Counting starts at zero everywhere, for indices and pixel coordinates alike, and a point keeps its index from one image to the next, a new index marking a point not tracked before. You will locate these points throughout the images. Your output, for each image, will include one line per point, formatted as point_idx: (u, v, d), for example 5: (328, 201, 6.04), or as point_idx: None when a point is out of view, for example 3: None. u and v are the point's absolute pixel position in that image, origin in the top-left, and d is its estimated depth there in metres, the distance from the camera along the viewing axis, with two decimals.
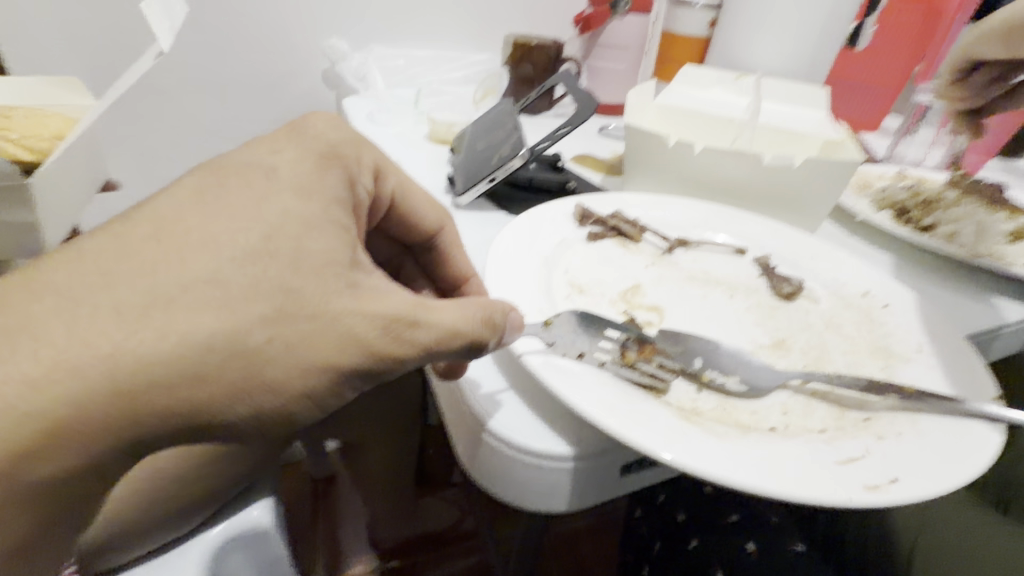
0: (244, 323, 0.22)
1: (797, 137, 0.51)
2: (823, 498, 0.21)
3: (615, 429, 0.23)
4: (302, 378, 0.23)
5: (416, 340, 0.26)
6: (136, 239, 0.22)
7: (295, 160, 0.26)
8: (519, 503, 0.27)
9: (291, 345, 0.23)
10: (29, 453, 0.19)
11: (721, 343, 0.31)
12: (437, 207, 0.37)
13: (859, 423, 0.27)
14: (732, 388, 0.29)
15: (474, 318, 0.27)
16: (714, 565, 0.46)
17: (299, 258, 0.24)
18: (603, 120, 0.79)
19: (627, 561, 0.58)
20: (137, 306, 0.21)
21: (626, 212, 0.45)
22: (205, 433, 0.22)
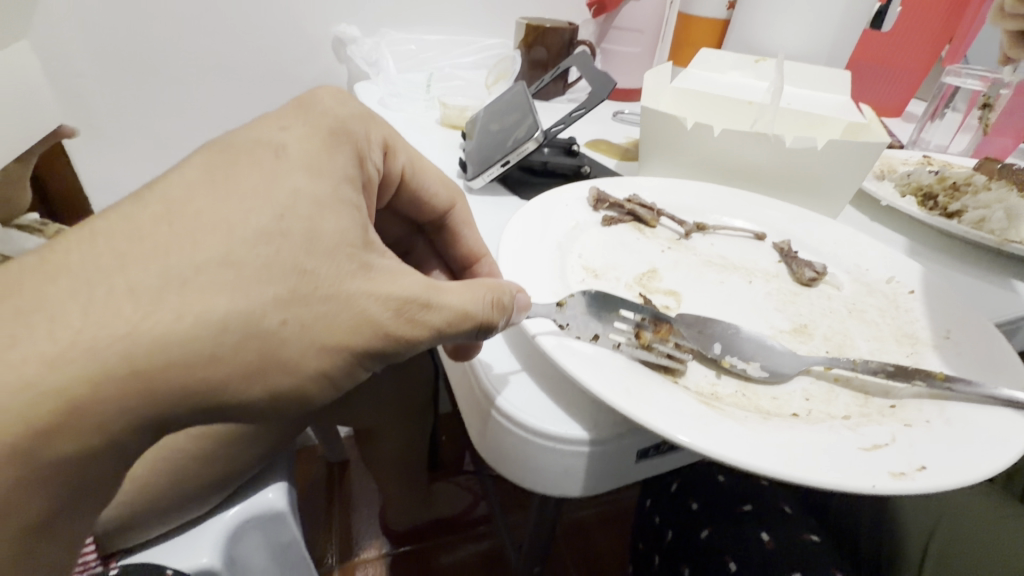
0: (259, 304, 0.21)
1: (819, 119, 0.49)
2: (845, 485, 0.21)
3: (632, 412, 0.23)
4: (318, 359, 0.23)
5: (428, 322, 0.25)
6: (149, 218, 0.21)
7: (306, 138, 0.26)
8: (532, 486, 0.27)
9: (307, 326, 0.23)
10: (48, 431, 0.19)
11: (740, 327, 0.30)
12: (448, 187, 0.36)
13: (885, 410, 0.26)
14: (751, 371, 0.28)
15: (483, 300, 0.27)
16: (726, 556, 0.46)
17: (312, 238, 0.23)
18: (618, 106, 0.78)
19: (638, 551, 0.58)
20: (150, 285, 0.20)
21: (641, 196, 0.44)
22: (223, 412, 0.22)
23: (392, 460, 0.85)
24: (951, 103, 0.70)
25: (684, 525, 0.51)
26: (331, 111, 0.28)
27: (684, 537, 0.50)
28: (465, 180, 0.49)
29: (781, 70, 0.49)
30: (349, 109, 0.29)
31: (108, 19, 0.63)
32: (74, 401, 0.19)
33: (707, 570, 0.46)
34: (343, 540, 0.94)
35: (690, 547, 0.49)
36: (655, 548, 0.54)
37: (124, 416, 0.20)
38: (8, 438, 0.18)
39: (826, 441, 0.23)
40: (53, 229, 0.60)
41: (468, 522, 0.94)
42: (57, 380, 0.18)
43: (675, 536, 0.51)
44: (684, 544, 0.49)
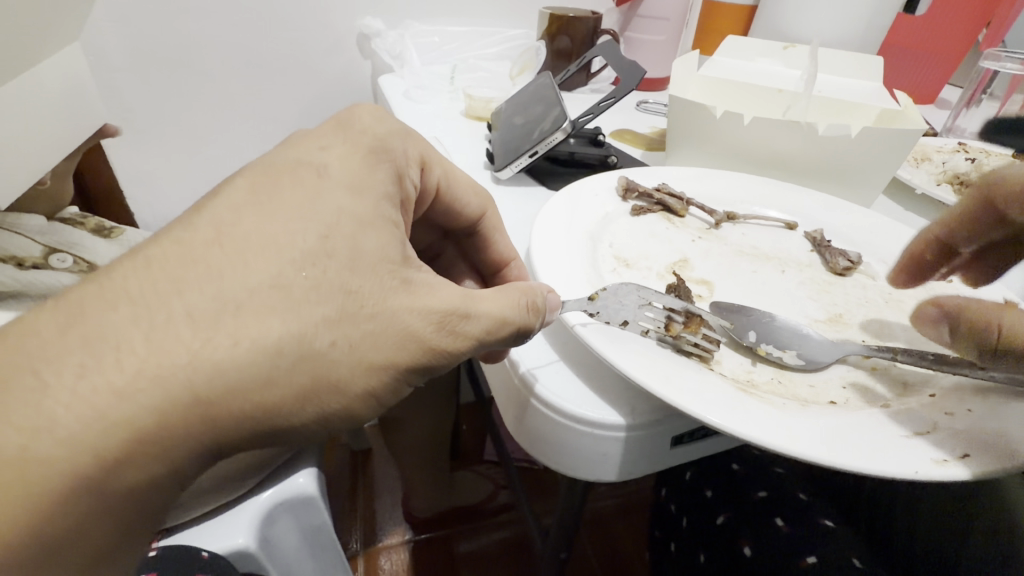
0: (310, 325, 0.22)
1: (852, 106, 0.48)
2: (888, 471, 0.21)
3: (671, 399, 0.23)
4: (366, 377, 0.24)
5: (468, 332, 0.26)
6: (201, 242, 0.22)
7: (346, 157, 0.27)
8: (570, 471, 0.28)
9: (355, 346, 0.23)
10: (119, 460, 0.19)
11: (774, 316, 0.30)
12: (481, 196, 0.37)
13: (925, 399, 0.26)
14: (788, 361, 0.28)
15: (519, 305, 0.27)
16: (743, 540, 0.46)
17: (356, 257, 0.24)
18: (642, 96, 0.77)
19: (655, 537, 0.58)
20: (210, 311, 0.21)
21: (671, 185, 0.44)
22: (277, 434, 0.23)
23: (416, 448, 0.87)
24: (987, 89, 0.68)
25: (701, 513, 0.51)
26: (369, 126, 0.29)
27: (699, 522, 0.50)
28: (492, 171, 0.49)
29: (814, 57, 0.48)
30: (388, 125, 0.30)
31: (144, 20, 0.65)
32: (141, 429, 0.19)
33: (723, 555, 0.46)
34: (367, 525, 0.96)
35: (708, 534, 0.49)
36: (671, 534, 0.54)
37: (186, 444, 0.21)
38: (83, 465, 0.19)
39: (868, 428, 0.23)
40: (93, 222, 0.63)
41: (490, 510, 0.95)
42: (127, 409, 0.19)
43: (691, 523, 0.51)
44: (701, 530, 0.49)
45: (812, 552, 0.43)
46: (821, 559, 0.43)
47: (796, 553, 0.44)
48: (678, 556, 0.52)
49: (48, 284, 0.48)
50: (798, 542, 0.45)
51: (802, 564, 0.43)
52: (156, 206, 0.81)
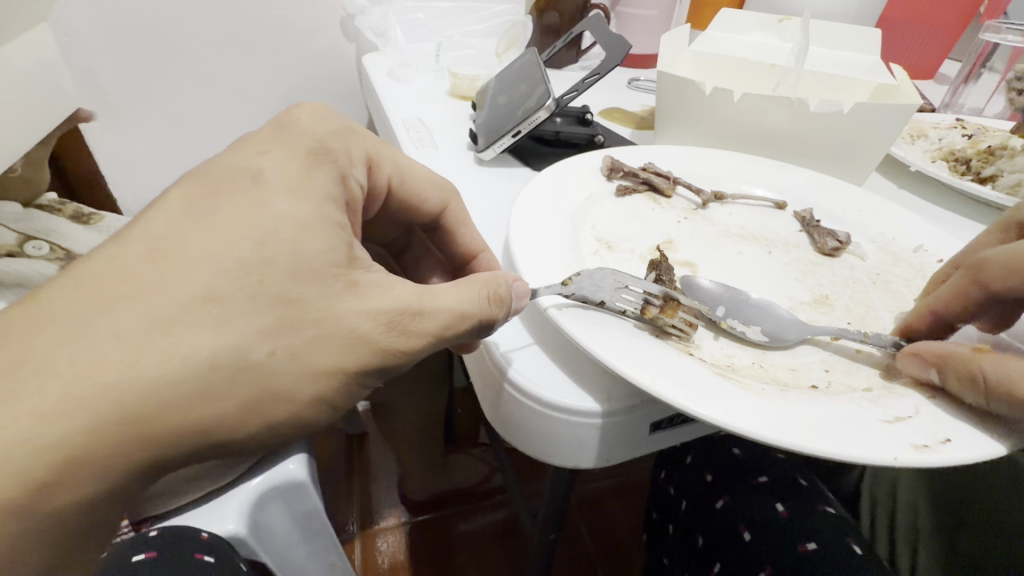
0: (247, 336, 0.21)
1: (846, 82, 0.47)
2: (865, 458, 0.20)
3: (642, 383, 0.22)
4: (315, 384, 0.23)
5: (423, 330, 0.25)
6: (133, 257, 0.21)
7: (281, 160, 0.25)
8: (548, 459, 0.27)
9: (298, 354, 0.22)
10: (48, 485, 0.19)
11: (743, 292, 0.30)
12: (443, 191, 0.36)
13: (907, 382, 0.25)
14: (748, 333, 0.28)
15: (479, 297, 0.26)
16: (741, 525, 0.46)
17: (297, 262, 0.23)
18: (633, 73, 0.75)
19: (653, 520, 0.59)
20: (141, 326, 0.20)
21: (658, 165, 0.43)
22: (222, 449, 0.22)
23: (411, 434, 0.87)
24: (987, 63, 0.66)
25: (700, 497, 0.51)
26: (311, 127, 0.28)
27: (699, 505, 0.50)
28: (476, 152, 0.48)
29: (806, 31, 0.47)
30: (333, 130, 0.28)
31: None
32: (76, 451, 0.19)
33: (719, 538, 0.46)
34: (366, 508, 0.97)
35: (705, 518, 0.49)
36: (670, 517, 0.54)
37: (126, 464, 0.20)
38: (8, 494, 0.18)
39: (844, 412, 0.22)
40: (72, 208, 0.61)
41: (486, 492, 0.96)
42: (52, 432, 0.18)
43: (691, 507, 0.51)
44: (699, 514, 0.49)
45: (810, 538, 0.43)
46: (820, 546, 0.43)
47: (796, 539, 0.44)
48: (676, 539, 0.52)
49: (29, 274, 0.47)
50: (796, 528, 0.45)
51: (803, 550, 0.43)
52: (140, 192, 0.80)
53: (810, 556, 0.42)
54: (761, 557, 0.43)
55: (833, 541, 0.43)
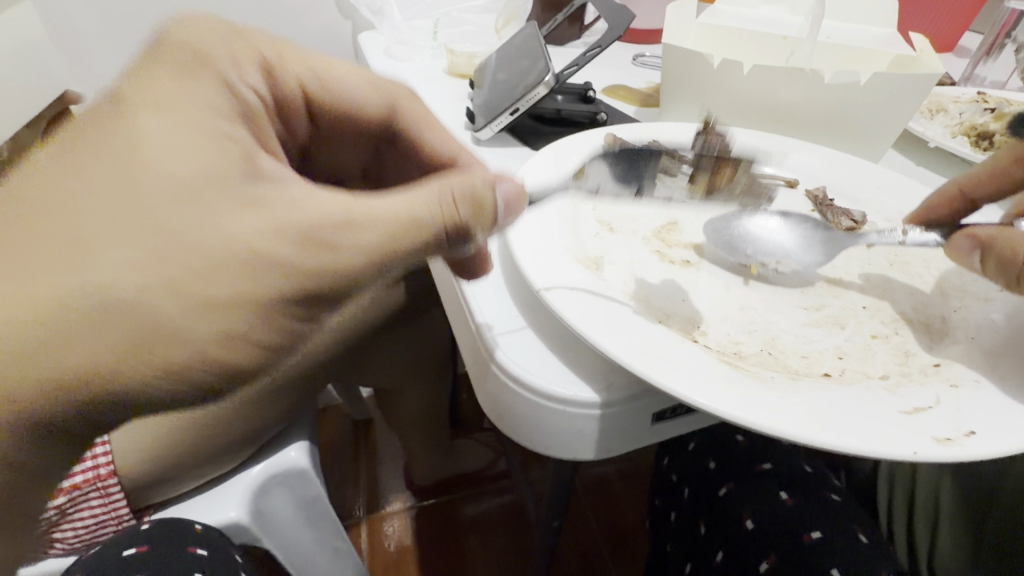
0: (120, 268, 0.20)
1: (861, 54, 0.45)
2: (881, 452, 0.19)
3: (640, 371, 0.21)
4: (215, 315, 0.21)
5: (348, 244, 0.23)
6: (35, 194, 0.21)
7: (166, 79, 0.24)
8: (544, 451, 0.26)
9: (184, 282, 0.21)
10: None
11: (762, 228, 0.34)
12: (380, 101, 0.34)
13: (928, 369, 0.23)
14: (784, 267, 0.31)
15: (425, 205, 0.24)
16: (745, 512, 0.45)
17: (172, 183, 0.21)
18: (637, 49, 0.72)
19: (656, 507, 0.58)
20: (42, 257, 0.20)
21: (662, 142, 0.41)
22: (123, 394, 0.21)
23: (414, 420, 0.86)
24: (1012, 33, 0.63)
25: (703, 484, 0.50)
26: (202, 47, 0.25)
27: (702, 492, 0.49)
28: (473, 132, 0.46)
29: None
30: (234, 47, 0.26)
31: None
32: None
33: (723, 525, 0.46)
34: (370, 493, 0.97)
35: (708, 505, 0.48)
36: (672, 503, 0.54)
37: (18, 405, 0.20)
38: None
39: (858, 403, 0.21)
40: None
41: (490, 477, 0.96)
42: None
43: (693, 494, 0.50)
44: (702, 500, 0.49)
45: (815, 527, 0.42)
46: (825, 534, 0.42)
47: (800, 527, 0.43)
48: (680, 525, 0.51)
49: None
50: (801, 516, 0.44)
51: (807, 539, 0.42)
52: None
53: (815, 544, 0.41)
54: (767, 545, 0.42)
55: (841, 530, 0.42)
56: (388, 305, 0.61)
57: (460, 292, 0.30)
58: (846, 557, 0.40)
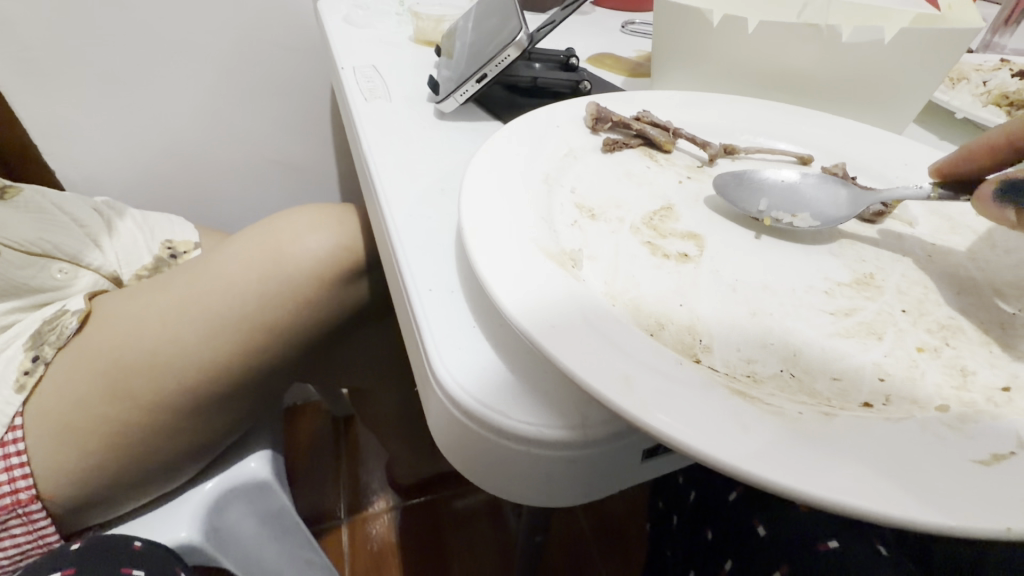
0: None
1: (880, 10, 0.39)
2: (960, 528, 0.14)
3: (626, 410, 0.16)
4: None
5: None
6: None
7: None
8: (506, 496, 0.21)
9: None
10: None
11: (777, 182, 0.30)
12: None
13: (996, 395, 0.18)
14: (800, 220, 0.28)
15: None
16: (756, 519, 0.40)
17: None
18: (626, 15, 0.66)
19: (659, 509, 0.53)
20: None
21: (654, 113, 0.35)
22: None
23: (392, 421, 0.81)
24: None
25: (711, 487, 0.45)
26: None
27: (710, 497, 0.45)
28: (437, 103, 0.40)
29: None
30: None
31: None
32: None
33: (734, 536, 0.41)
34: (351, 493, 0.92)
35: (716, 510, 0.43)
36: (676, 508, 0.49)
37: None
38: None
39: (916, 448, 0.16)
40: None
41: None
42: None
43: (701, 498, 0.45)
44: (711, 505, 0.44)
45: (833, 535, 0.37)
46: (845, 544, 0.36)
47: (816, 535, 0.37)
48: (685, 531, 0.47)
49: None
50: (817, 523, 0.38)
51: (823, 549, 0.36)
52: (82, 165, 0.68)
53: (833, 555, 0.35)
54: (779, 556, 0.37)
55: (862, 539, 0.36)
56: (352, 301, 0.55)
57: (405, 297, 0.24)
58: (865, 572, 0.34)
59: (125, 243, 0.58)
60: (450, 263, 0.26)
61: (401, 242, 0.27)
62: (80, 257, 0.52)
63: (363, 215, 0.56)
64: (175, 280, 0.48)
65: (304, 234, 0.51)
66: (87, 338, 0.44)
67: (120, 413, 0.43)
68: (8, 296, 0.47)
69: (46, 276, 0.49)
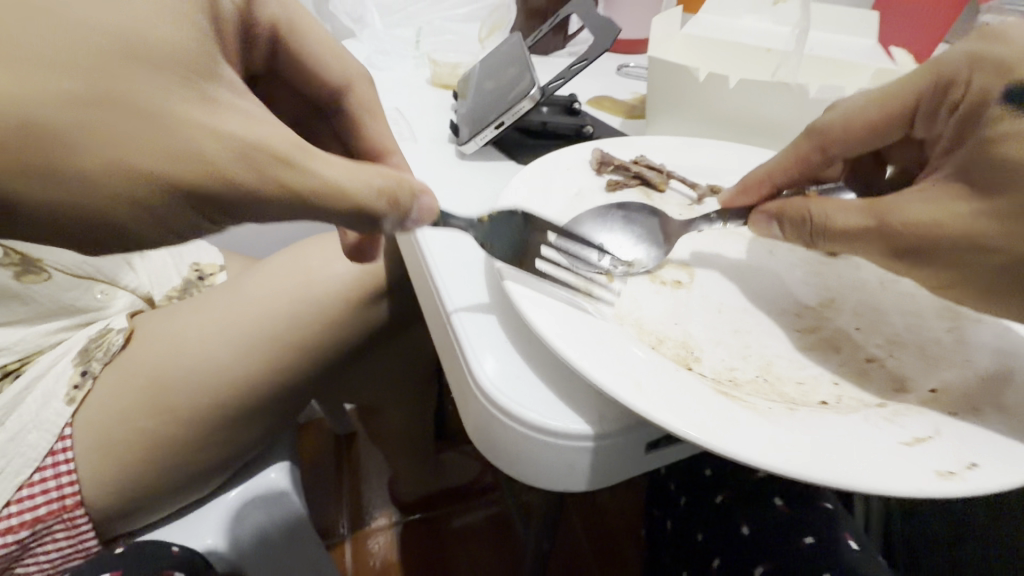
0: (48, 101, 0.16)
1: (846, 66, 0.45)
2: (882, 489, 0.18)
3: (639, 406, 0.21)
4: (128, 181, 0.18)
5: (295, 189, 0.22)
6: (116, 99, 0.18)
7: (84, 93, 0.17)
8: (534, 483, 0.25)
9: (124, 134, 0.18)
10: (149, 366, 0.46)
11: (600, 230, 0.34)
12: (374, 182, 0.25)
13: (927, 397, 0.23)
14: (635, 269, 0.31)
15: (377, 192, 0.25)
16: (740, 519, 0.44)
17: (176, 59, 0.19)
18: (621, 59, 0.72)
19: (652, 516, 0.58)
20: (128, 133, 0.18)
21: (649, 157, 0.40)
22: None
23: (399, 436, 0.84)
24: None
25: (700, 491, 0.49)
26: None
27: (700, 501, 0.48)
28: (458, 145, 0.45)
29: (807, 11, 0.44)
30: (6, 110, 0.16)
31: None
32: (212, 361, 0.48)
33: (723, 535, 0.45)
34: (354, 508, 0.95)
35: (705, 512, 0.47)
36: (669, 512, 0.53)
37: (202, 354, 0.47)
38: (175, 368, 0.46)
39: (859, 435, 0.20)
40: None
41: (475, 491, 0.94)
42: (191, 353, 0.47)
43: (691, 502, 0.49)
44: (699, 508, 0.48)
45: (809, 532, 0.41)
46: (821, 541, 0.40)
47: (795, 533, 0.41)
48: (676, 534, 0.51)
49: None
50: (795, 523, 0.42)
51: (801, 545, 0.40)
52: None
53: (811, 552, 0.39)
54: (761, 552, 0.41)
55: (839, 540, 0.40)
56: (371, 321, 0.59)
57: (445, 316, 0.29)
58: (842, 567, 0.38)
59: (156, 266, 0.62)
60: (482, 286, 0.30)
61: (437, 270, 0.31)
62: (118, 279, 0.56)
63: None
64: (209, 301, 0.52)
65: (332, 260, 0.56)
66: (133, 353, 0.48)
67: (160, 424, 0.46)
68: (57, 314, 0.51)
69: (89, 297, 0.52)
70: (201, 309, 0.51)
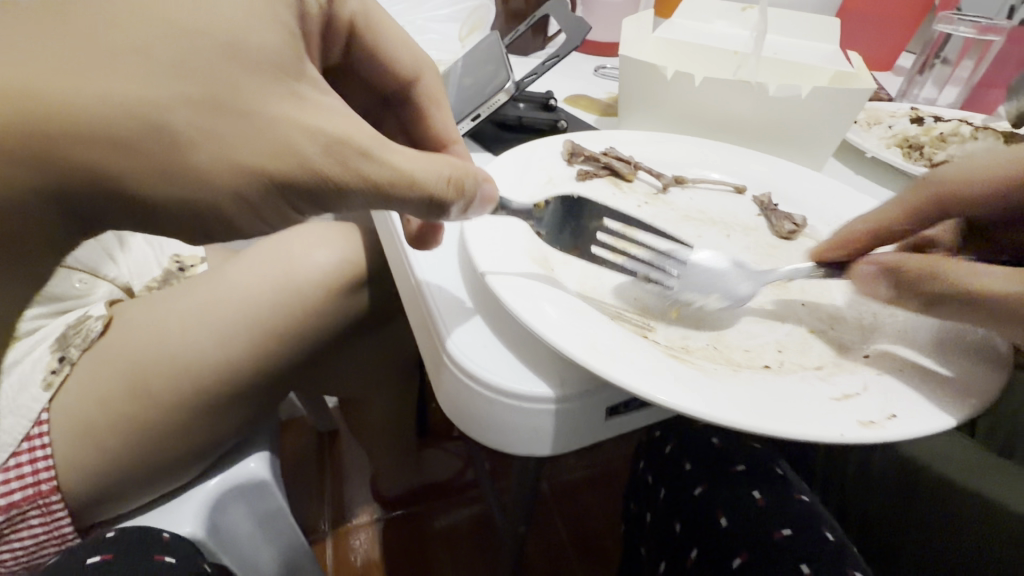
0: (166, 101, 0.20)
1: (806, 69, 0.48)
2: (811, 437, 0.20)
3: (595, 366, 0.22)
4: (232, 175, 0.22)
5: (366, 175, 0.25)
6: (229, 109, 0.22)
7: (201, 98, 0.21)
8: (500, 447, 0.26)
9: (218, 137, 0.22)
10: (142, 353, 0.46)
11: (701, 258, 0.32)
12: (439, 170, 0.27)
13: (858, 359, 0.27)
14: (708, 309, 0.31)
15: (443, 177, 0.27)
16: (718, 511, 0.45)
17: (240, 48, 0.22)
18: (598, 60, 0.74)
19: (632, 510, 0.59)
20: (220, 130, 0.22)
21: (619, 149, 0.42)
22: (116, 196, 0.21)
23: (381, 432, 0.85)
24: (941, 53, 0.66)
25: (677, 484, 0.50)
26: (77, 109, 0.19)
27: (677, 494, 0.49)
28: None
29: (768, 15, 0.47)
30: (137, 109, 0.20)
31: None
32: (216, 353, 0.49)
33: (700, 528, 0.45)
34: (336, 507, 0.95)
35: (682, 505, 0.48)
36: (649, 505, 0.55)
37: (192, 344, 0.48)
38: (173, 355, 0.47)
39: (795, 392, 0.22)
40: None
41: (458, 488, 0.94)
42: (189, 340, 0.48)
43: (669, 495, 0.51)
44: (678, 503, 0.49)
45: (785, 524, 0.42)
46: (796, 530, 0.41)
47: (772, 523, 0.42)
48: (655, 526, 0.52)
49: None
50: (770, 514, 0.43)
51: (777, 535, 0.41)
52: None
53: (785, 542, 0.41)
54: (739, 545, 0.42)
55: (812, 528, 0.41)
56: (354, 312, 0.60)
57: (419, 292, 0.30)
58: (814, 553, 0.39)
59: (136, 257, 0.61)
60: (455, 267, 0.32)
61: (415, 252, 0.33)
62: (97, 269, 0.56)
63: (362, 234, 0.62)
64: (189, 288, 0.52)
65: (315, 251, 0.57)
66: (110, 340, 0.48)
67: (137, 410, 0.46)
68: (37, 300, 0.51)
69: (67, 285, 0.52)
70: (182, 296, 0.51)
